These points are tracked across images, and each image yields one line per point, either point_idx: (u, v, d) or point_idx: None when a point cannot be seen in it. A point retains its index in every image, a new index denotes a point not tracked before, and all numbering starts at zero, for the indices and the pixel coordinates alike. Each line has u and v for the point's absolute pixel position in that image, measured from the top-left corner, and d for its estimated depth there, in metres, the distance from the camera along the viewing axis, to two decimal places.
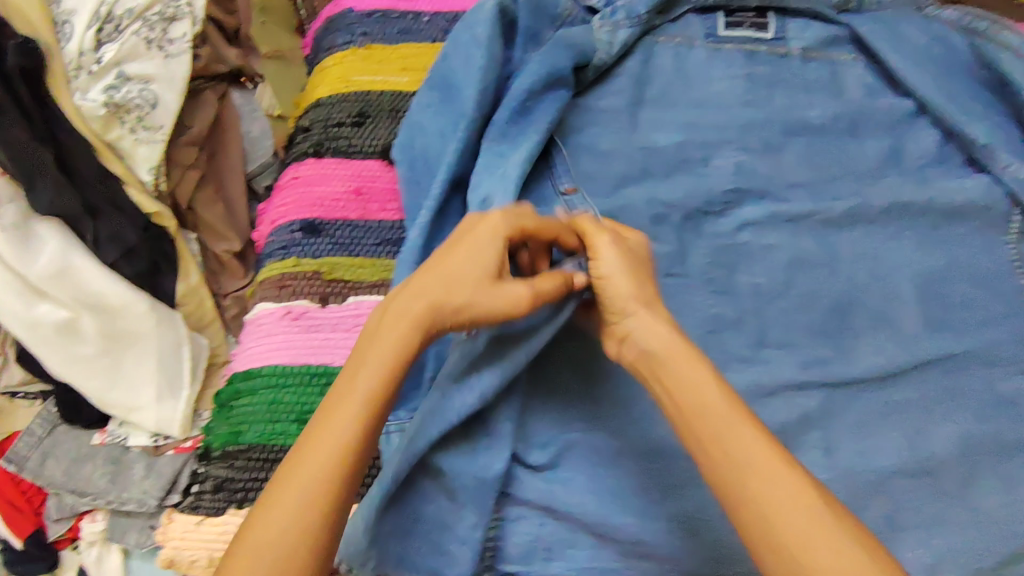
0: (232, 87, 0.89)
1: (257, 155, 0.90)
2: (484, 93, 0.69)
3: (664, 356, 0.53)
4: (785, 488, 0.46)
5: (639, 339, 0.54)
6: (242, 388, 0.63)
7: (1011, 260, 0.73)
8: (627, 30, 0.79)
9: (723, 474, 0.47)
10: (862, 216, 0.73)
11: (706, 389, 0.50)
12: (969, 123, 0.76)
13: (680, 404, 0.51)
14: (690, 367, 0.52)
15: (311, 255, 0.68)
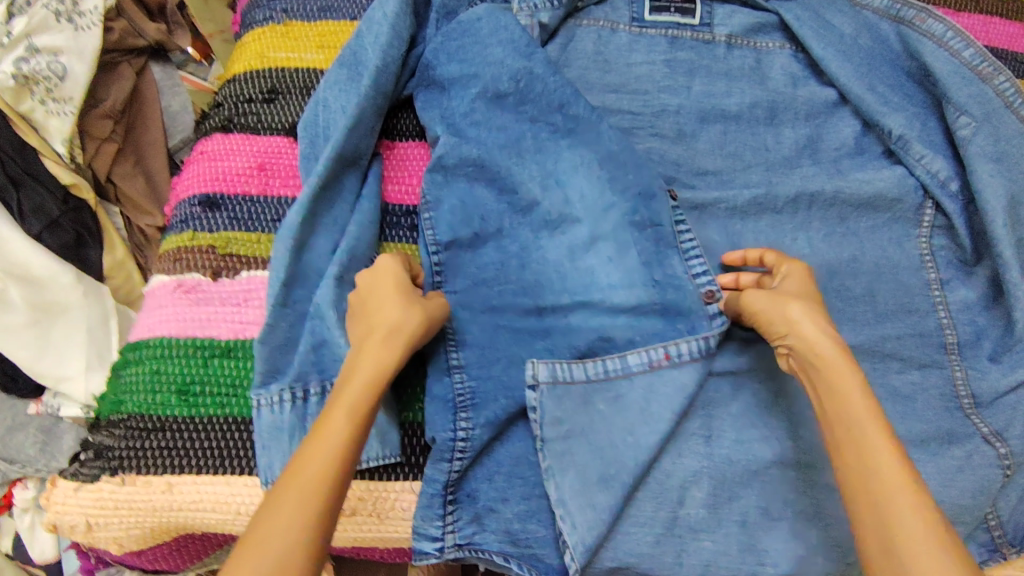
0: (151, 61, 0.89)
1: (179, 130, 0.90)
2: (385, 71, 0.69)
3: (815, 358, 0.52)
4: (903, 485, 0.45)
5: (798, 346, 0.54)
6: (130, 359, 0.64)
7: (917, 256, 0.72)
8: (547, 13, 0.77)
9: (851, 471, 0.47)
10: (769, 206, 0.73)
11: (848, 384, 0.50)
12: (888, 114, 0.75)
13: (828, 398, 0.51)
14: (833, 358, 0.52)
15: (207, 229, 0.68)
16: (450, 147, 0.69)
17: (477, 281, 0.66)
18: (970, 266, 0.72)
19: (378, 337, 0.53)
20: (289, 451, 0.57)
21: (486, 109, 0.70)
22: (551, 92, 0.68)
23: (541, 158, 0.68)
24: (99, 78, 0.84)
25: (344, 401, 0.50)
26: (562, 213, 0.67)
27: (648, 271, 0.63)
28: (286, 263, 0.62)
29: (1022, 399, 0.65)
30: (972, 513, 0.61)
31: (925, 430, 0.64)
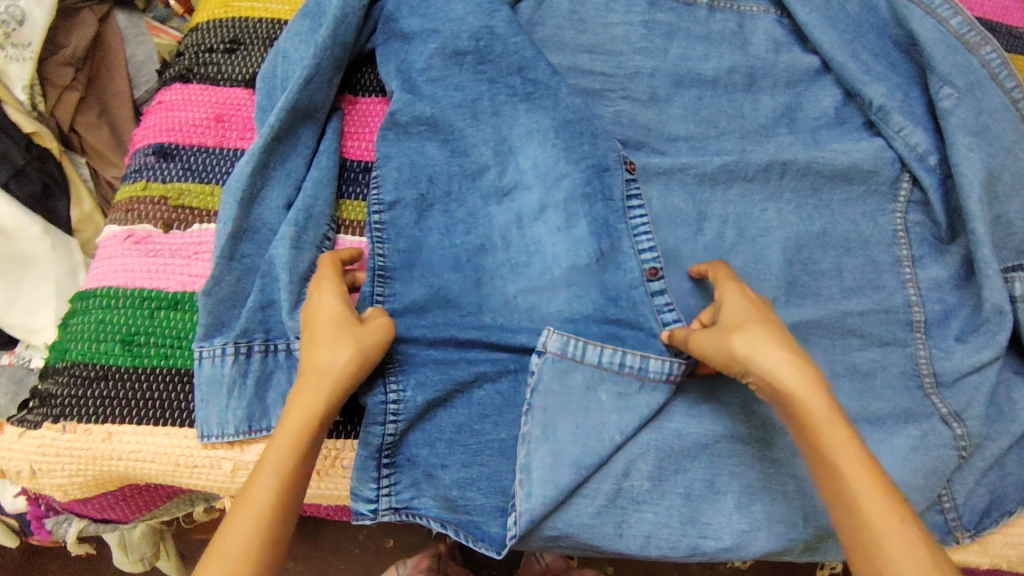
0: (115, 9, 0.88)
1: (142, 80, 0.89)
2: (343, 21, 0.67)
3: (789, 387, 0.49)
4: (884, 512, 0.44)
5: (766, 371, 0.50)
6: (78, 307, 0.63)
7: (891, 231, 0.70)
8: None
9: (848, 511, 0.45)
10: (740, 174, 0.70)
11: (825, 414, 0.47)
12: (869, 83, 0.72)
13: (803, 430, 0.48)
14: (802, 380, 0.48)
15: (160, 180, 0.67)
16: (404, 104, 0.68)
17: (417, 241, 0.65)
18: (944, 243, 0.70)
19: (309, 380, 0.53)
20: (227, 406, 0.57)
21: (443, 66, 0.69)
22: (512, 53, 0.69)
23: (497, 122, 0.68)
24: (61, 26, 0.82)
25: (276, 448, 0.50)
26: (508, 181, 0.67)
27: (595, 240, 0.64)
28: (234, 217, 0.61)
29: (985, 379, 0.63)
30: (923, 493, 0.60)
31: (882, 408, 0.62)
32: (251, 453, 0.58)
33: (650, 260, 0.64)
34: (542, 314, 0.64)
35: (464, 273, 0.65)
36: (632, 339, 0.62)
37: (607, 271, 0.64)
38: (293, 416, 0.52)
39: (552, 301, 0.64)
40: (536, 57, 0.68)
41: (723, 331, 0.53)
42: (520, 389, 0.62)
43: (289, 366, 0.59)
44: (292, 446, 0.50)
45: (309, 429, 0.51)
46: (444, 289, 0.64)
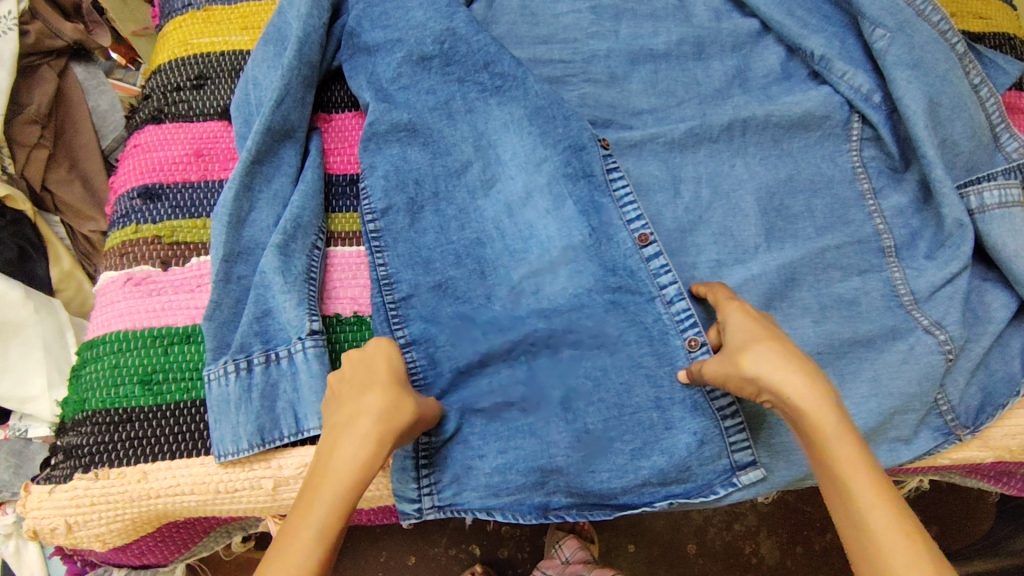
0: (73, 62, 0.87)
1: (111, 129, 0.88)
2: (308, 41, 0.69)
3: (792, 399, 0.50)
4: (886, 522, 0.45)
5: (771, 384, 0.51)
6: (88, 357, 0.63)
7: (849, 168, 0.75)
8: None
9: (849, 530, 0.47)
10: (705, 135, 0.74)
11: (836, 435, 0.48)
12: (807, 37, 0.77)
13: (808, 441, 0.50)
14: (811, 401, 0.49)
15: (151, 220, 0.67)
16: (381, 114, 0.70)
17: (414, 246, 0.67)
18: (900, 172, 0.75)
19: (359, 431, 0.50)
20: (237, 422, 0.58)
21: (413, 73, 0.71)
22: (475, 50, 0.71)
23: (473, 118, 0.70)
24: (23, 84, 0.81)
25: (320, 502, 0.47)
26: (492, 173, 0.70)
27: (584, 218, 0.66)
28: (224, 241, 0.62)
29: (957, 289, 0.68)
30: (921, 400, 0.65)
31: (871, 330, 0.67)
32: (290, 468, 0.59)
33: (640, 228, 0.66)
34: (547, 295, 0.65)
35: (464, 266, 0.67)
36: (632, 305, 0.64)
37: (602, 242, 0.66)
38: (333, 474, 0.48)
39: (554, 282, 0.66)
40: (499, 50, 0.71)
41: (734, 352, 0.54)
42: (535, 372, 0.64)
43: (291, 373, 0.60)
44: (338, 500, 0.47)
45: (353, 487, 0.48)
46: (445, 285, 0.66)
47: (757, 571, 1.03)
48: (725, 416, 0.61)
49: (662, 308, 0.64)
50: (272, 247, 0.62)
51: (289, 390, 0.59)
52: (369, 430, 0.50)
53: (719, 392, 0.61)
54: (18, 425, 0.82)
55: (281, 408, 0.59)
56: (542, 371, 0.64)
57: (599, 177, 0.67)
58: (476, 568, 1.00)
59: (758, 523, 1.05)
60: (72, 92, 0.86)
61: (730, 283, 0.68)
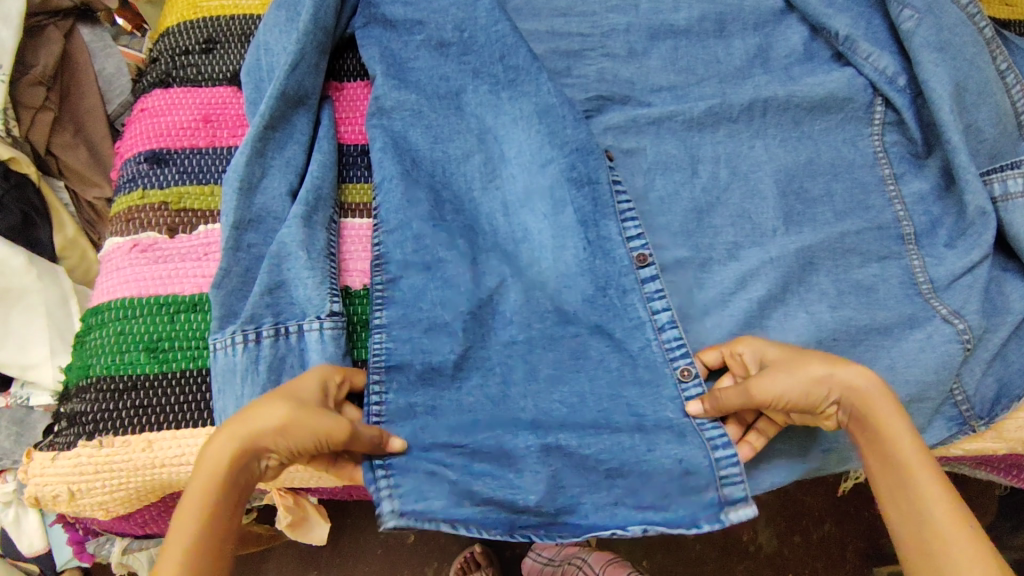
0: (80, 24, 0.85)
1: (116, 94, 0.85)
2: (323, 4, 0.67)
3: (869, 406, 0.53)
4: (956, 532, 0.48)
5: (851, 393, 0.53)
6: (93, 323, 0.62)
7: (869, 151, 0.73)
8: None
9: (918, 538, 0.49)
10: (724, 115, 0.73)
11: (903, 443, 0.51)
12: (832, 16, 0.75)
13: (880, 445, 0.52)
14: (884, 410, 0.52)
15: (158, 186, 0.66)
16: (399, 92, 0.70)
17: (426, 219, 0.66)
18: (921, 158, 0.73)
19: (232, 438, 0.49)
20: (243, 393, 0.57)
21: (430, 57, 0.72)
22: (493, 41, 0.72)
23: (483, 111, 0.71)
24: (28, 43, 0.79)
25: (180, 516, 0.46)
26: (493, 167, 0.70)
27: (581, 229, 0.67)
28: (235, 208, 0.61)
29: (978, 278, 0.66)
30: (937, 388, 0.63)
31: (888, 317, 0.65)
32: None
33: (638, 248, 0.66)
34: (545, 296, 0.66)
35: (457, 248, 0.66)
36: (619, 332, 0.64)
37: (598, 254, 0.66)
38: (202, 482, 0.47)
39: (547, 290, 0.66)
40: (516, 43, 0.71)
41: (779, 370, 0.55)
42: (535, 365, 0.63)
43: (300, 349, 0.59)
44: (194, 511, 0.46)
45: (208, 495, 0.47)
46: (447, 278, 0.65)
47: (754, 558, 1.03)
48: (705, 427, 0.60)
49: (652, 334, 0.64)
50: (299, 218, 0.61)
51: (297, 365, 0.59)
52: (229, 438, 0.49)
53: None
54: (19, 392, 0.82)
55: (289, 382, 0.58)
56: (516, 389, 0.63)
57: (604, 188, 0.67)
58: (475, 548, 1.00)
59: (757, 511, 1.04)
60: (78, 54, 0.83)
61: (747, 265, 0.67)
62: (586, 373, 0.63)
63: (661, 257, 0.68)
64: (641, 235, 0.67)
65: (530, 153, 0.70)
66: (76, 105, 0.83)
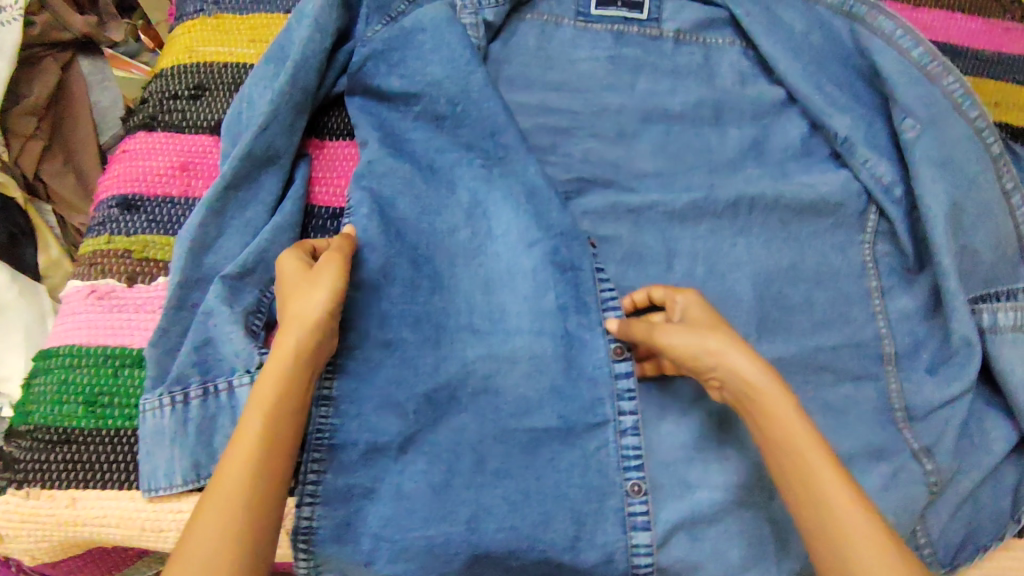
0: (79, 54, 0.85)
1: (109, 126, 0.87)
2: (304, 67, 0.69)
3: (753, 395, 0.52)
4: (846, 509, 0.48)
5: (732, 377, 0.53)
6: (39, 368, 0.62)
7: (856, 260, 0.70)
8: (493, 9, 0.76)
9: (817, 528, 0.49)
10: (708, 210, 0.71)
11: (789, 423, 0.51)
12: (832, 115, 0.73)
13: (766, 430, 0.52)
14: (765, 392, 0.52)
15: (125, 233, 0.66)
16: (388, 153, 0.71)
17: (382, 290, 0.65)
18: (912, 273, 0.70)
19: (284, 341, 0.52)
20: (173, 456, 0.56)
21: (412, 124, 0.72)
22: (477, 115, 0.71)
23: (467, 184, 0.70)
24: (22, 73, 0.81)
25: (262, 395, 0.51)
26: (478, 243, 0.69)
27: (540, 319, 0.65)
28: (183, 267, 0.61)
29: (956, 414, 0.63)
30: (897, 531, 0.60)
31: (854, 445, 0.62)
32: None
33: (616, 339, 0.64)
34: (498, 387, 0.63)
35: (412, 324, 0.65)
36: (573, 422, 0.62)
37: (573, 346, 0.64)
38: (268, 383, 0.51)
39: (509, 376, 0.63)
40: (507, 122, 0.71)
41: (680, 330, 0.55)
42: (483, 459, 0.61)
43: (231, 408, 0.57)
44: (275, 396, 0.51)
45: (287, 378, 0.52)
46: (406, 358, 0.63)
47: None
48: (637, 554, 0.60)
49: (613, 437, 0.62)
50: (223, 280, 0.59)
51: (223, 426, 0.57)
52: (296, 324, 0.53)
53: (641, 528, 0.60)
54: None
55: (216, 443, 0.57)
56: (460, 480, 0.60)
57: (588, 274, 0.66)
58: None
59: None
60: (75, 85, 0.85)
61: None
62: (533, 471, 0.61)
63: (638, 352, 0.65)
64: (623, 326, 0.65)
65: (505, 233, 0.69)
66: (69, 133, 0.84)
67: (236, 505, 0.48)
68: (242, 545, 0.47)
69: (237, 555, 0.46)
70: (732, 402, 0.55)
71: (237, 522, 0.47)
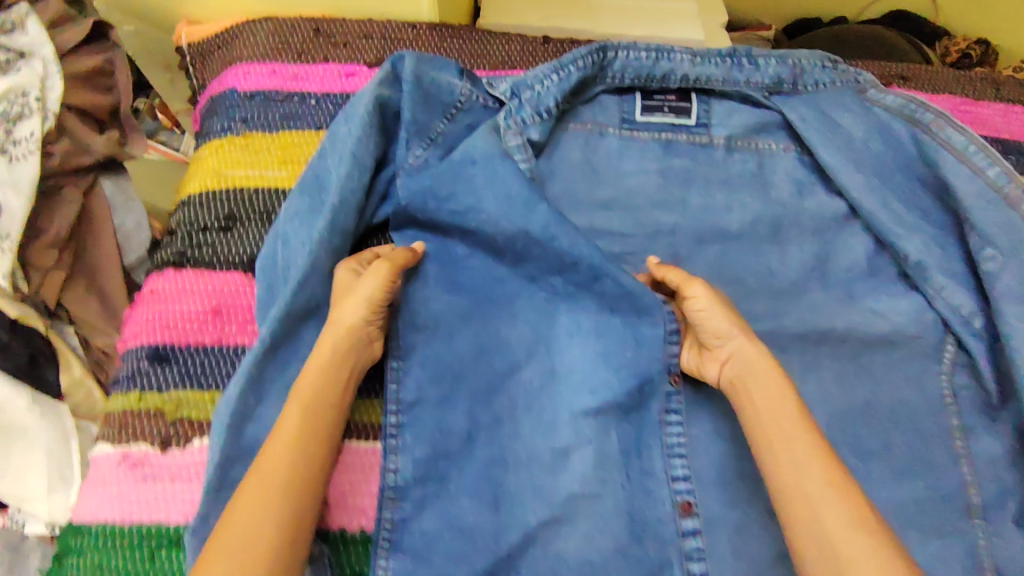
0: (102, 176, 0.83)
1: (133, 249, 0.84)
2: (344, 207, 0.66)
3: (750, 374, 0.57)
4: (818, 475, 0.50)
5: (739, 359, 0.58)
6: (68, 547, 0.57)
7: (934, 396, 0.66)
8: (536, 128, 0.73)
9: (787, 486, 0.51)
10: (775, 343, 0.67)
11: (774, 398, 0.55)
12: (902, 236, 0.69)
13: (757, 406, 0.55)
14: (770, 379, 0.56)
15: (157, 388, 0.62)
16: (437, 292, 0.68)
17: (433, 450, 0.63)
18: (995, 409, 0.66)
19: (324, 342, 0.59)
20: None
21: (462, 253, 0.70)
22: (524, 246, 0.68)
23: (534, 318, 0.68)
24: (43, 205, 0.78)
25: (302, 386, 0.57)
26: (544, 382, 0.65)
27: (600, 470, 0.61)
28: (224, 442, 0.57)
29: None
30: None
31: None
32: None
33: (683, 491, 0.62)
34: (558, 552, 0.59)
35: (466, 482, 0.62)
36: None
37: (635, 498, 0.61)
38: (308, 379, 0.57)
39: (569, 537, 0.59)
40: (558, 254, 0.67)
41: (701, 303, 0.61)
42: None
43: None
44: (311, 388, 0.56)
45: (327, 374, 0.58)
46: (464, 527, 0.60)
47: None
48: None
49: None
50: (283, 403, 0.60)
51: None
52: (334, 327, 0.60)
53: None
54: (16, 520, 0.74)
55: None
56: None
57: (654, 420, 0.64)
58: None
59: None
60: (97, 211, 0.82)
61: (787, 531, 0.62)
62: None
63: (709, 507, 0.62)
64: (688, 475, 0.63)
65: (570, 371, 0.65)
66: (91, 259, 0.81)
67: (281, 476, 0.52)
68: (286, 517, 0.50)
69: (280, 515, 0.50)
70: (728, 386, 0.59)
71: (278, 496, 0.51)
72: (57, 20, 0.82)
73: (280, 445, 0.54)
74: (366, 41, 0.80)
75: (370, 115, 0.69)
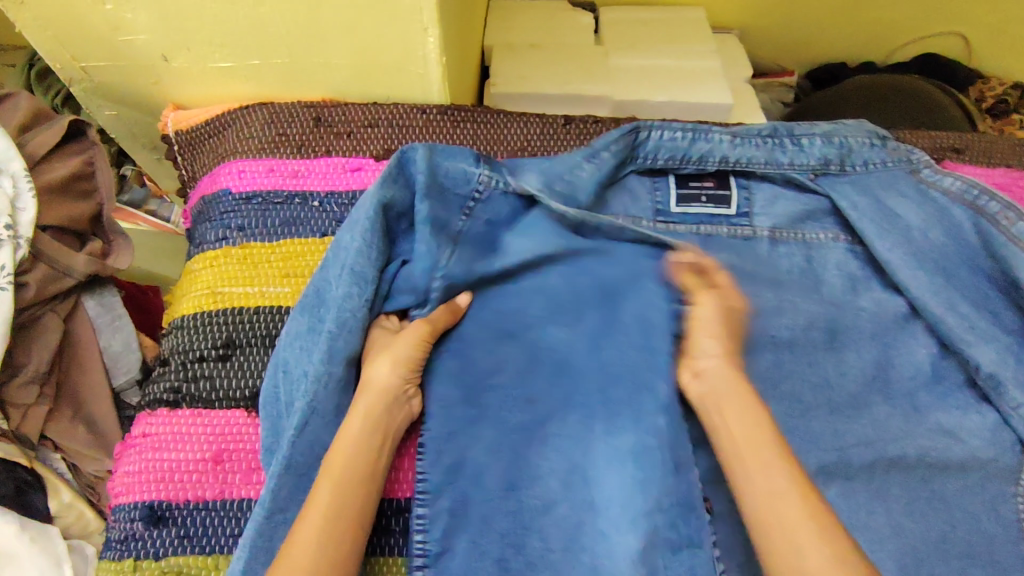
0: (84, 295, 0.76)
1: (121, 369, 0.77)
2: (348, 334, 0.57)
3: (731, 395, 0.54)
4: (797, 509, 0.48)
5: (711, 377, 0.55)
6: None
7: (1015, 525, 0.60)
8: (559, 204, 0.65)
9: (767, 520, 0.48)
10: (838, 471, 0.61)
11: (749, 423, 0.52)
12: (972, 344, 0.63)
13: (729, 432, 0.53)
14: (744, 399, 0.53)
15: (155, 555, 0.56)
16: (461, 424, 0.59)
17: None
18: None
19: (357, 408, 0.55)
20: None
21: (489, 369, 0.61)
22: (558, 359, 0.62)
23: (568, 447, 0.59)
24: (19, 338, 0.70)
25: (333, 458, 0.53)
26: (581, 521, 0.57)
27: None
28: None
29: None
30: None
31: None
32: None
33: None
34: None
35: None
36: None
37: None
38: (341, 447, 0.53)
39: None
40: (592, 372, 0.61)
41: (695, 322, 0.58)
42: None
43: None
44: (342, 465, 0.52)
45: (360, 447, 0.54)
46: None
47: None
48: None
49: None
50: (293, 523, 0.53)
51: None
52: (368, 392, 0.56)
53: None
54: None
55: None
56: None
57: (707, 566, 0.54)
58: None
59: None
60: (81, 331, 0.75)
61: None
62: None
63: None
64: None
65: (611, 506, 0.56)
66: (76, 383, 0.74)
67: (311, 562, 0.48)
68: None
69: None
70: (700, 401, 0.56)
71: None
72: (28, 122, 0.74)
73: (309, 523, 0.50)
74: (370, 129, 0.72)
75: (371, 219, 0.60)
